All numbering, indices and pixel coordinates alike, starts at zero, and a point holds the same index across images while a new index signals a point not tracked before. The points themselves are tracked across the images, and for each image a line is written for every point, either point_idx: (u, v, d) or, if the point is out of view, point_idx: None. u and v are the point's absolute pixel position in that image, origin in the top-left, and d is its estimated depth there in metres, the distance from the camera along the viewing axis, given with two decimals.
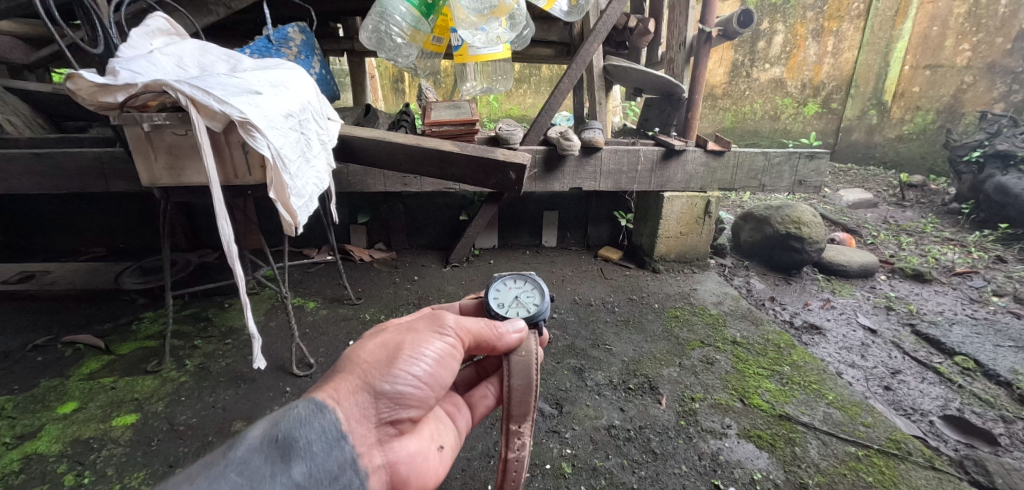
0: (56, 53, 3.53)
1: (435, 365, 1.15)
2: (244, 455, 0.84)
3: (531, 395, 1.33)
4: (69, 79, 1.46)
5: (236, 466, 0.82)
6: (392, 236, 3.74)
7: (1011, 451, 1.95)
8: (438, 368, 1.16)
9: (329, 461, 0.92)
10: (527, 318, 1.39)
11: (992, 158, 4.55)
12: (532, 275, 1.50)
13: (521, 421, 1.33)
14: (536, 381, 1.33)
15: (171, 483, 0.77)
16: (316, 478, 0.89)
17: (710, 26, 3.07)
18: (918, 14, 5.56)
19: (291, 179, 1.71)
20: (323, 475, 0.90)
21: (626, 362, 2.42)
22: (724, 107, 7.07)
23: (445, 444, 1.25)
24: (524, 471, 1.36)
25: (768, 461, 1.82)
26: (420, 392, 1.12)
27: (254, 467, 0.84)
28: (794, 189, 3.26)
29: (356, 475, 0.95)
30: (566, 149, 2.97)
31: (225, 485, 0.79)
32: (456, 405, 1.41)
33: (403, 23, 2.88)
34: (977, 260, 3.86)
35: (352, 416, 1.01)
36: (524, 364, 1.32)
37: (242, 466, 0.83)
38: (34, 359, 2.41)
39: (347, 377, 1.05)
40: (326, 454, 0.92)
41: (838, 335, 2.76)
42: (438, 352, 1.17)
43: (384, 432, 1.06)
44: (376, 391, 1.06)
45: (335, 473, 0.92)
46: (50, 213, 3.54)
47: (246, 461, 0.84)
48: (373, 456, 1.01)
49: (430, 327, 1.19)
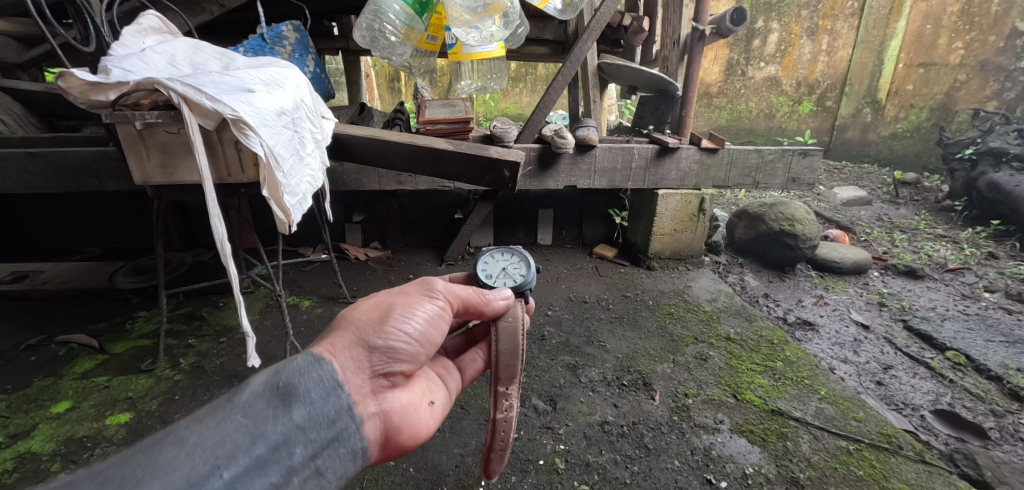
0: (48, 52, 3.52)
1: (427, 324, 1.17)
2: (248, 399, 0.85)
3: (518, 358, 1.34)
4: (60, 78, 1.44)
5: (241, 408, 0.83)
6: (387, 235, 3.74)
7: (1001, 444, 1.97)
8: (430, 327, 1.17)
9: (327, 406, 0.93)
10: (514, 288, 1.42)
11: (985, 155, 4.58)
12: (519, 248, 1.54)
13: (508, 383, 1.34)
14: (523, 346, 1.34)
15: (181, 424, 0.79)
16: (316, 421, 0.90)
17: (704, 24, 3.06)
18: (912, 12, 5.63)
19: (285, 177, 1.71)
20: (322, 419, 0.91)
21: (619, 359, 2.43)
22: (719, 105, 6.77)
23: (436, 401, 1.25)
24: (512, 433, 1.34)
25: (759, 456, 1.84)
26: (412, 349, 1.13)
27: (258, 410, 0.84)
28: (788, 186, 3.26)
29: (352, 421, 0.96)
30: (560, 147, 2.97)
31: (230, 426, 0.81)
32: (447, 368, 1.40)
33: (397, 22, 2.88)
34: (969, 256, 3.89)
35: (347, 367, 1.01)
36: (511, 329, 1.34)
37: (246, 408, 0.83)
38: (27, 359, 2.40)
39: (341, 334, 1.06)
40: (324, 400, 0.93)
41: (830, 331, 2.78)
42: (430, 313, 1.18)
43: (378, 383, 1.06)
44: (370, 346, 1.06)
45: (332, 417, 0.93)
46: (44, 214, 3.53)
47: (251, 405, 0.84)
48: (368, 405, 1.02)
49: (421, 289, 1.21)
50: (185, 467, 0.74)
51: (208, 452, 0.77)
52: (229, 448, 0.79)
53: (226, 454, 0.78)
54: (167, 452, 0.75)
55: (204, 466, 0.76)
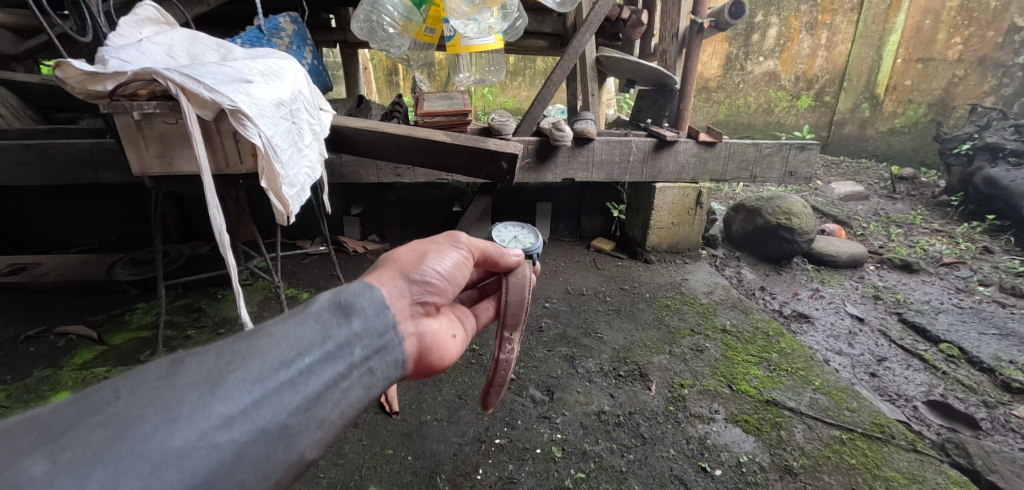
0: (46, 43, 3.50)
1: (456, 268, 1.18)
2: (318, 308, 0.86)
3: (523, 311, 1.33)
4: (57, 68, 1.44)
5: (313, 314, 0.84)
6: (385, 228, 3.74)
7: (992, 434, 2.00)
8: (458, 271, 1.18)
9: (378, 320, 0.93)
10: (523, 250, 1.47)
11: (982, 150, 4.60)
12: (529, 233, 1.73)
13: (512, 329, 1.34)
14: (529, 300, 1.34)
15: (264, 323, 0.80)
16: (370, 330, 0.91)
17: (703, 17, 3.08)
18: (911, 7, 5.62)
19: (283, 168, 1.72)
20: (375, 330, 0.92)
21: (616, 350, 2.45)
22: (718, 100, 6.95)
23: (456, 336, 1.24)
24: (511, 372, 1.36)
25: (754, 444, 1.86)
26: (442, 285, 1.13)
27: (325, 318, 0.85)
28: (785, 180, 3.29)
29: (397, 336, 0.96)
30: (559, 140, 2.94)
31: (306, 326, 0.81)
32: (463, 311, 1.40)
33: (394, 14, 2.90)
34: (965, 251, 3.90)
35: (391, 293, 1.02)
36: (519, 285, 1.33)
37: (316, 315, 0.84)
38: (26, 350, 2.41)
39: (384, 268, 1.07)
40: (376, 315, 0.94)
41: (826, 323, 2.81)
42: (459, 260, 1.19)
43: (413, 310, 1.06)
44: (410, 279, 1.07)
45: (382, 331, 0.93)
46: (41, 206, 3.52)
47: (319, 313, 0.85)
48: (406, 327, 1.01)
49: (449, 238, 1.22)
50: (276, 353, 0.75)
51: (292, 342, 0.78)
52: (306, 342, 0.79)
53: (305, 346, 0.79)
54: (261, 340, 0.76)
55: (290, 353, 0.76)
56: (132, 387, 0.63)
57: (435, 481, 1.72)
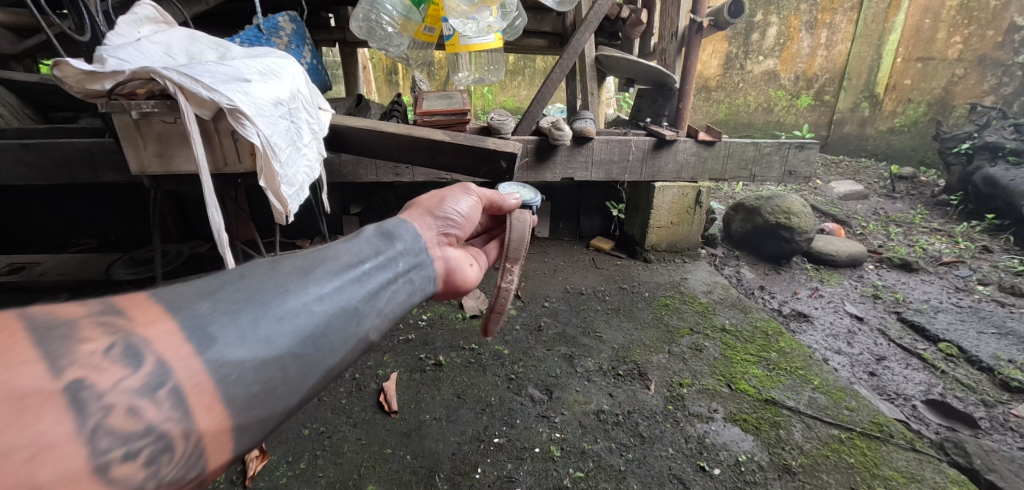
0: (46, 42, 3.50)
1: (471, 209, 1.33)
2: (366, 235, 1.03)
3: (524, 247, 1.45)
4: (56, 68, 1.43)
5: (364, 238, 1.02)
6: (384, 227, 3.74)
7: (990, 433, 2.00)
8: (472, 212, 1.33)
9: (413, 245, 1.10)
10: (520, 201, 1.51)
11: (981, 149, 4.60)
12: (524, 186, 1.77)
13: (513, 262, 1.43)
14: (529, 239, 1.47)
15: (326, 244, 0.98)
16: (409, 251, 1.08)
17: (702, 16, 3.06)
18: (911, 7, 5.62)
19: (281, 167, 1.72)
20: (413, 251, 1.09)
21: (615, 350, 2.45)
22: (717, 99, 6.95)
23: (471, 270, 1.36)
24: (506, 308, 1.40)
25: (753, 444, 1.86)
26: (460, 222, 1.28)
27: (373, 241, 1.03)
28: (784, 179, 3.30)
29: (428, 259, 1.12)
30: (557, 139, 2.93)
31: (360, 244, 0.99)
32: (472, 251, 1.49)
33: (393, 13, 2.90)
34: (964, 250, 3.91)
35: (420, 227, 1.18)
36: (521, 226, 1.47)
37: (366, 238, 1.02)
38: None
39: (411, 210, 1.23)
40: (412, 241, 1.10)
41: (825, 322, 2.81)
42: (471, 203, 1.34)
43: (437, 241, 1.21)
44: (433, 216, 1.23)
45: (417, 252, 1.10)
46: (39, 205, 3.51)
47: (368, 237, 1.03)
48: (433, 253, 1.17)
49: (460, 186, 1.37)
50: (343, 260, 0.93)
51: (353, 254, 0.96)
52: (363, 255, 0.97)
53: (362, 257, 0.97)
54: (329, 252, 0.94)
55: (351, 261, 0.94)
56: (251, 271, 0.81)
57: (433, 480, 1.72)
